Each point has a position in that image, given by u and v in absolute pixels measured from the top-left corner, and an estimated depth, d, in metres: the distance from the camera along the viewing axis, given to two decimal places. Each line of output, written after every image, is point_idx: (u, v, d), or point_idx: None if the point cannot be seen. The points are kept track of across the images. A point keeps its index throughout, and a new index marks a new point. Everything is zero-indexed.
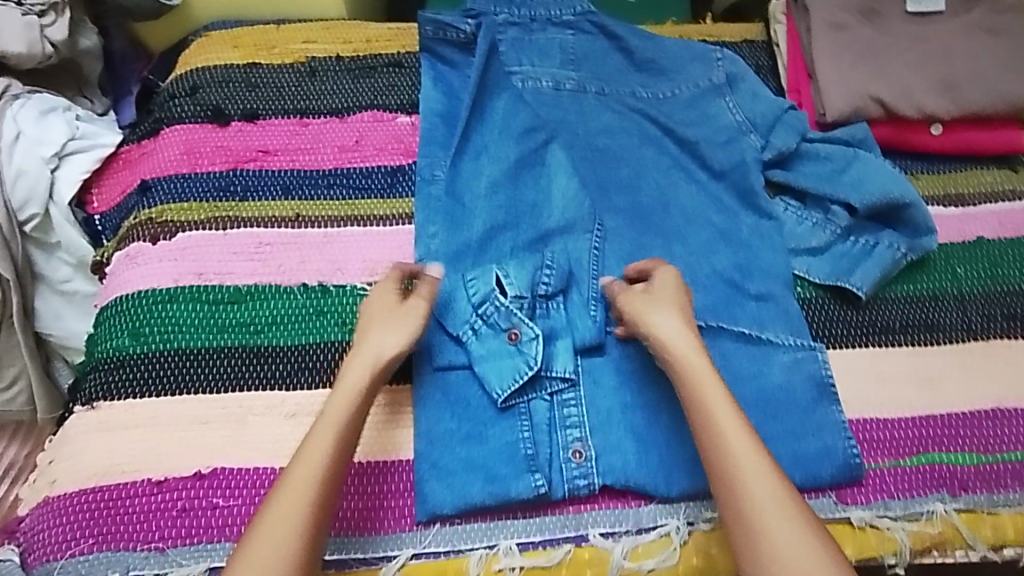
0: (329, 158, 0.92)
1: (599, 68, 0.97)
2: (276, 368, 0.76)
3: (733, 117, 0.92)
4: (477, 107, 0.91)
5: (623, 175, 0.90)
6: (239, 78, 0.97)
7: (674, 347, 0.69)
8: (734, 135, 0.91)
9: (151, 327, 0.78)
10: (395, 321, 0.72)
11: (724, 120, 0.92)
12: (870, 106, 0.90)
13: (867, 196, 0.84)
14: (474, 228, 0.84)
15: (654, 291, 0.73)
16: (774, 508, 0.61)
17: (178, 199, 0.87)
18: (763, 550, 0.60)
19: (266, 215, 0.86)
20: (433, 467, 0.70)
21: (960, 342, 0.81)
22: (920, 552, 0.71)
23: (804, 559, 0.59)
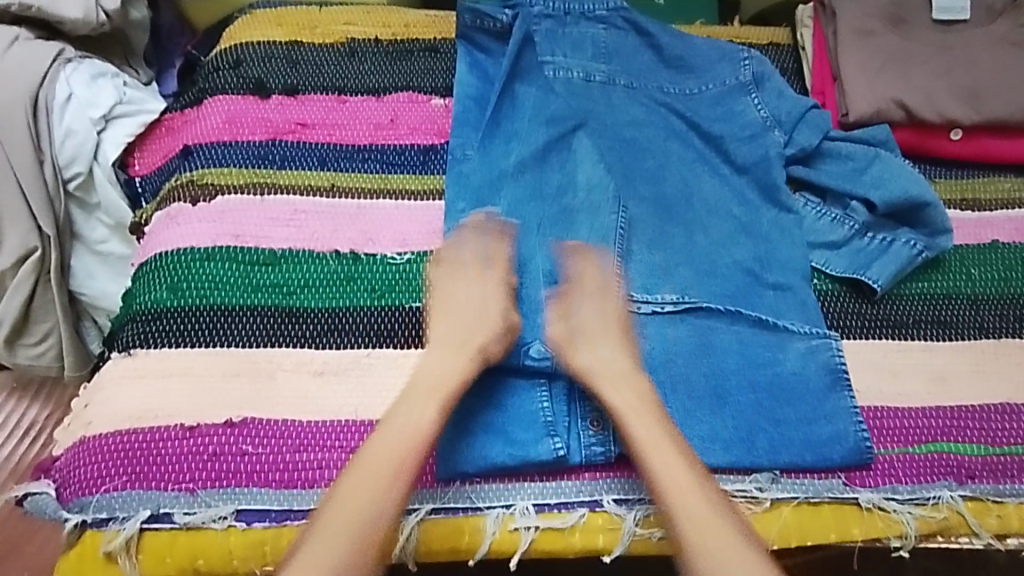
0: (365, 134, 0.95)
1: (628, 64, 1.03)
2: (307, 329, 0.79)
3: (759, 113, 0.95)
4: (502, 102, 0.94)
5: (648, 166, 0.94)
6: (281, 54, 1.01)
7: (613, 395, 0.72)
8: (759, 131, 0.93)
9: (189, 282, 0.81)
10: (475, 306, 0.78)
11: (749, 116, 0.95)
12: (892, 109, 0.92)
13: (886, 194, 0.86)
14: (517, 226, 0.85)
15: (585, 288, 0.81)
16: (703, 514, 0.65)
17: (220, 164, 0.90)
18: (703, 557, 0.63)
19: (303, 184, 0.90)
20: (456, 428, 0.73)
21: (972, 339, 0.83)
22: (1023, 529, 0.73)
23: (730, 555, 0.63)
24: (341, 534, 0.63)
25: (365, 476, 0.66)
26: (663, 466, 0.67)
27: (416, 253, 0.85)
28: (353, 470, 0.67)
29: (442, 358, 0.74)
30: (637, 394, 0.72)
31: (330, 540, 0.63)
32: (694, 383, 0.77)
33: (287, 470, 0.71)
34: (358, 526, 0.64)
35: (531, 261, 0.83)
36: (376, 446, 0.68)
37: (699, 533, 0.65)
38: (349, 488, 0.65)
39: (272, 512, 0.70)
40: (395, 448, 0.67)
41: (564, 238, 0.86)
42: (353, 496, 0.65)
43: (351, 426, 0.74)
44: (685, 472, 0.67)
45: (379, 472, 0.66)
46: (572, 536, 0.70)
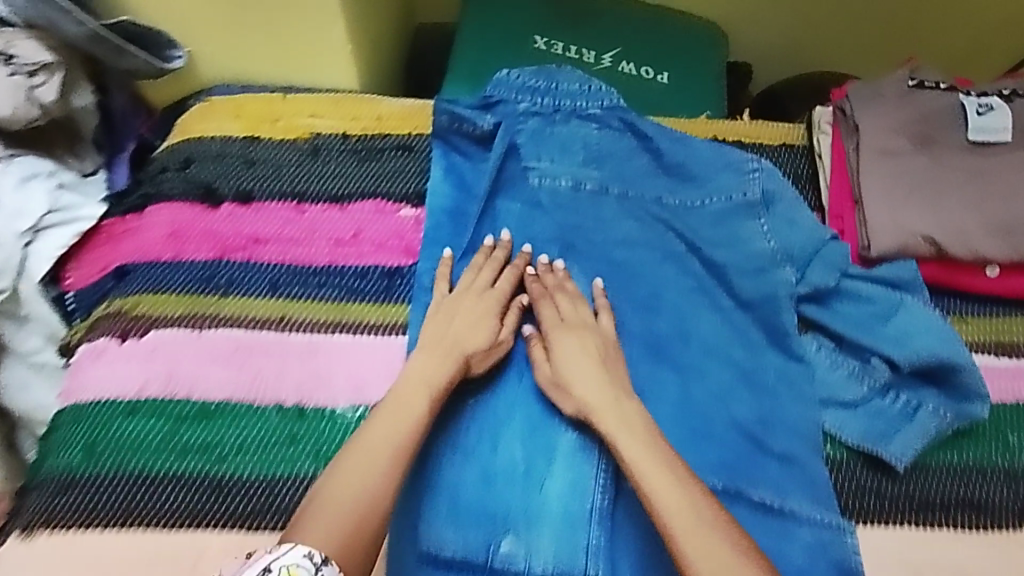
0: (324, 253, 0.85)
1: (623, 168, 0.92)
2: (240, 504, 0.68)
3: (768, 243, 0.84)
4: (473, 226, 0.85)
5: (641, 291, 0.84)
6: (237, 153, 0.91)
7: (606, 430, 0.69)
8: (766, 266, 0.83)
9: (107, 443, 0.70)
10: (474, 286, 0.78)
11: (755, 245, 0.84)
12: (920, 244, 0.80)
13: (910, 355, 0.75)
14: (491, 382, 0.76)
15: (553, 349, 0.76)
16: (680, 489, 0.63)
17: (156, 288, 0.80)
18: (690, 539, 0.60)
19: (249, 315, 0.79)
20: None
21: (1009, 529, 0.72)
22: None
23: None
24: (344, 504, 0.60)
25: (370, 455, 0.63)
26: (653, 481, 0.64)
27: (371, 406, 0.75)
28: (361, 452, 0.64)
29: (431, 367, 0.71)
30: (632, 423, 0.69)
31: (338, 511, 0.60)
32: None
33: None
34: (365, 495, 0.61)
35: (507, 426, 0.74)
36: (393, 412, 0.67)
37: (711, 569, 0.59)
38: (355, 467, 0.62)
39: None
40: (406, 420, 0.66)
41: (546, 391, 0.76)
42: (358, 472, 0.62)
43: None
44: (691, 511, 0.62)
45: (394, 442, 0.64)
46: None
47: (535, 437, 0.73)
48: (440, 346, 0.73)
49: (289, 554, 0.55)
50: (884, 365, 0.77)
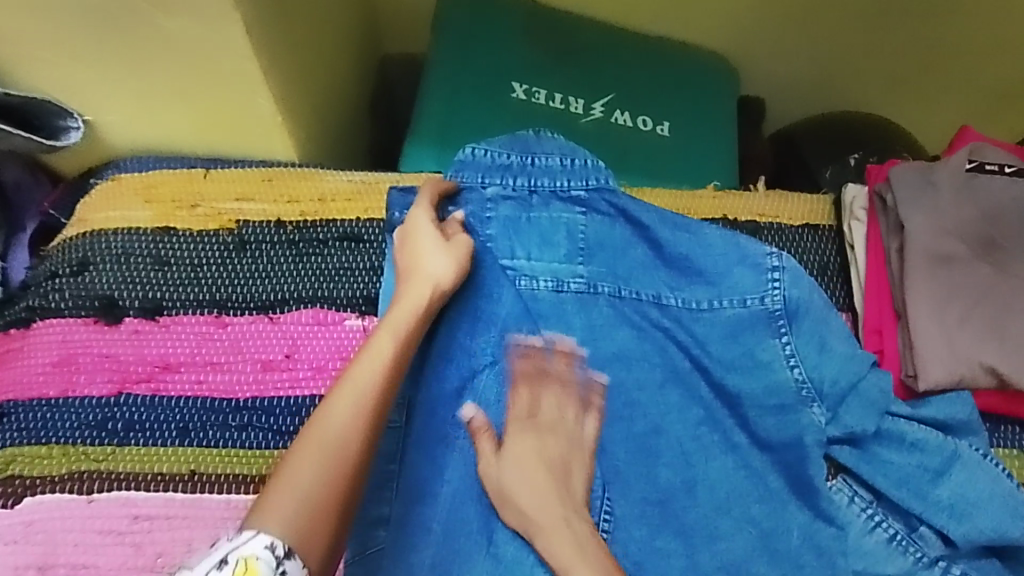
0: (249, 381, 0.70)
1: (616, 262, 0.76)
2: None
3: (790, 368, 0.69)
4: (428, 351, 0.71)
5: (638, 425, 0.70)
6: (146, 251, 0.75)
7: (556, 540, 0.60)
8: (788, 399, 0.68)
9: None
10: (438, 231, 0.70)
11: (775, 369, 0.69)
12: (980, 376, 0.65)
13: (967, 526, 0.62)
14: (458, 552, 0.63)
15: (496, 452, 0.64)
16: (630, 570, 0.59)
17: (39, 439, 0.66)
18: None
19: (152, 471, 0.65)
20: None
21: None
22: None
23: None
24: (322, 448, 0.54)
25: (341, 400, 0.56)
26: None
27: None
28: (339, 388, 0.57)
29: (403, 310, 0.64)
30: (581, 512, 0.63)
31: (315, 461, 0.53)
32: None
33: None
34: (337, 436, 0.54)
35: None
36: (365, 353, 0.60)
37: None
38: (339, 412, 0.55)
39: None
40: (381, 355, 0.60)
41: (521, 563, 0.62)
42: (334, 409, 0.56)
43: None
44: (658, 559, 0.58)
45: (367, 387, 0.57)
46: None
47: None
48: (414, 276, 0.67)
49: (251, 542, 0.48)
50: (930, 534, 0.64)
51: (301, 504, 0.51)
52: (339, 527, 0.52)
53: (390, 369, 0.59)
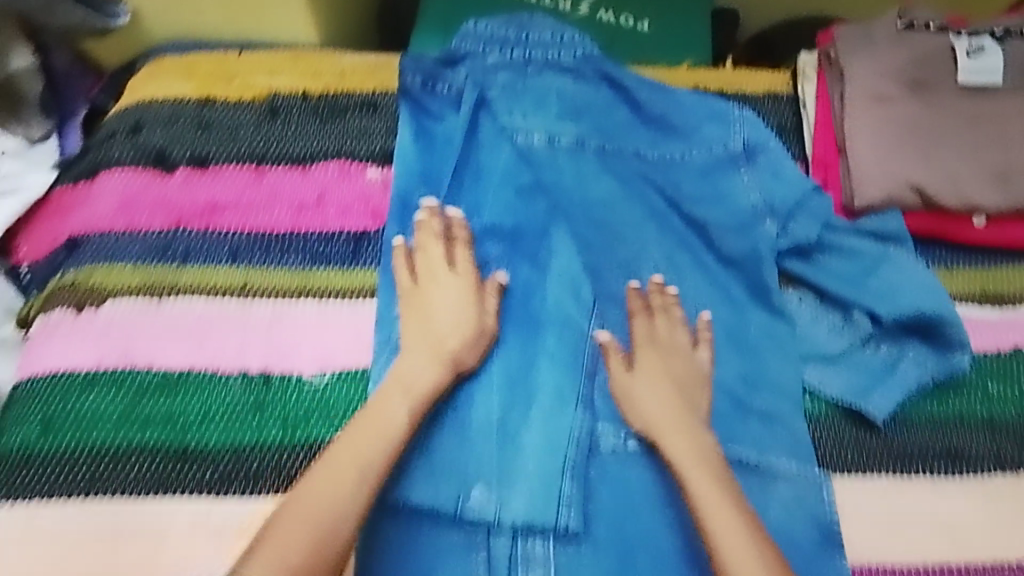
0: (286, 219, 0.81)
1: (602, 121, 0.87)
2: (206, 474, 0.68)
3: (749, 196, 0.82)
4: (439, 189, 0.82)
5: (622, 252, 0.81)
6: (190, 116, 0.86)
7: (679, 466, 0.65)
8: (748, 219, 0.81)
9: (66, 418, 0.69)
10: (454, 293, 0.73)
11: (737, 198, 0.82)
12: (905, 193, 0.78)
13: (893, 308, 0.74)
14: None
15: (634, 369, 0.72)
16: (717, 507, 0.62)
17: (110, 261, 0.77)
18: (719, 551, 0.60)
19: (209, 285, 0.76)
20: (399, 571, 0.64)
21: (986, 476, 0.72)
22: None
23: None
24: (310, 522, 0.58)
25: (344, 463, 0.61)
26: (707, 498, 0.62)
27: (339, 374, 0.73)
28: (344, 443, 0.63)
29: (419, 366, 0.68)
30: (692, 440, 0.67)
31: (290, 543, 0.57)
32: (659, 541, 0.67)
33: None
34: (332, 508, 0.59)
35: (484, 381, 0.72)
36: (371, 413, 0.65)
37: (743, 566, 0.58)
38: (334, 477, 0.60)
39: None
40: (393, 416, 0.65)
41: (524, 351, 0.74)
42: (336, 476, 0.60)
43: None
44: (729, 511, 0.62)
45: (368, 453, 0.62)
46: None
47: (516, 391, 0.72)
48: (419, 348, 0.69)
49: None
50: (860, 315, 0.76)
51: None
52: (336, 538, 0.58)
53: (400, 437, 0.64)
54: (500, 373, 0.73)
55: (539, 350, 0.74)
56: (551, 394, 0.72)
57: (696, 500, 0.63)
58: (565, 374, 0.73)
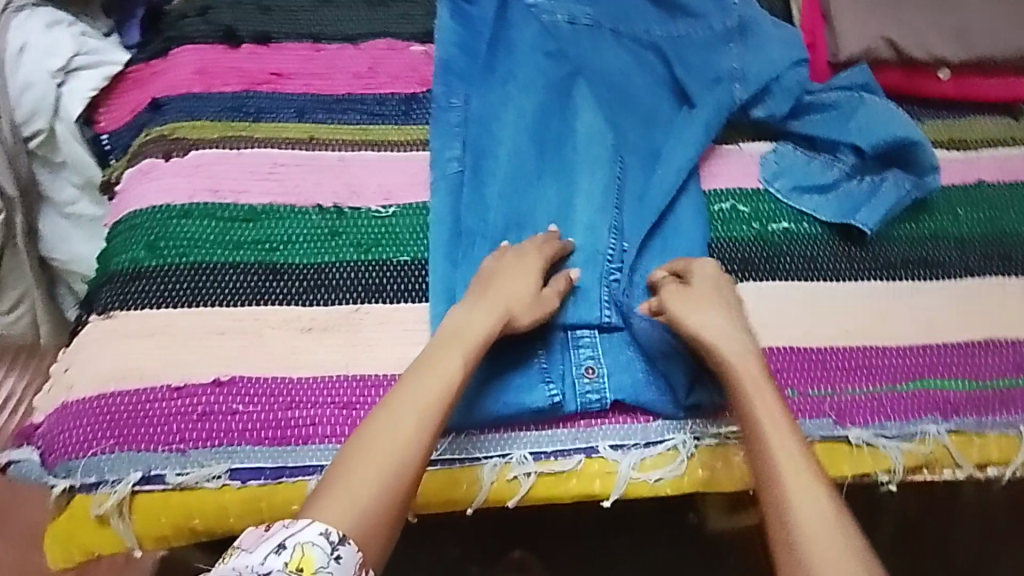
0: (344, 84, 0.91)
1: (616, 4, 0.98)
2: (294, 286, 0.77)
3: (732, 62, 0.93)
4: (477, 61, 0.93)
5: (639, 112, 0.92)
6: (251, 1, 0.96)
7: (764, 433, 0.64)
8: (724, 78, 0.92)
9: (167, 241, 0.77)
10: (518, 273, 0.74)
11: (723, 65, 0.93)
12: (882, 48, 0.91)
13: (873, 139, 0.86)
14: (517, 182, 0.84)
15: (693, 287, 0.73)
16: (789, 465, 0.62)
17: (192, 117, 0.86)
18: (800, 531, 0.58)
19: (281, 136, 0.86)
20: (488, 383, 0.72)
21: (957, 279, 0.84)
22: (1005, 461, 0.76)
23: (830, 546, 0.57)
24: (375, 467, 0.61)
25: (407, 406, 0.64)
26: (786, 459, 0.62)
27: (402, 207, 0.83)
28: (411, 381, 0.66)
29: (473, 319, 0.70)
30: (758, 378, 0.67)
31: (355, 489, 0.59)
32: None
33: (280, 427, 0.70)
34: (397, 456, 0.62)
35: (532, 212, 0.84)
36: (432, 361, 0.67)
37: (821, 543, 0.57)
38: (402, 415, 0.63)
39: (266, 469, 0.69)
40: (452, 362, 0.67)
41: (561, 191, 0.85)
42: (397, 420, 0.63)
43: (342, 382, 0.72)
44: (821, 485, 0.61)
45: (426, 397, 0.65)
46: (570, 482, 0.71)
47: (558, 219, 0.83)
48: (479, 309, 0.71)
49: (307, 531, 0.56)
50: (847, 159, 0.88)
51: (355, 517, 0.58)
52: (391, 485, 0.61)
53: (454, 386, 0.66)
54: (544, 208, 0.84)
55: (575, 187, 0.85)
56: (586, 224, 0.83)
57: (766, 447, 0.64)
58: (597, 203, 0.84)
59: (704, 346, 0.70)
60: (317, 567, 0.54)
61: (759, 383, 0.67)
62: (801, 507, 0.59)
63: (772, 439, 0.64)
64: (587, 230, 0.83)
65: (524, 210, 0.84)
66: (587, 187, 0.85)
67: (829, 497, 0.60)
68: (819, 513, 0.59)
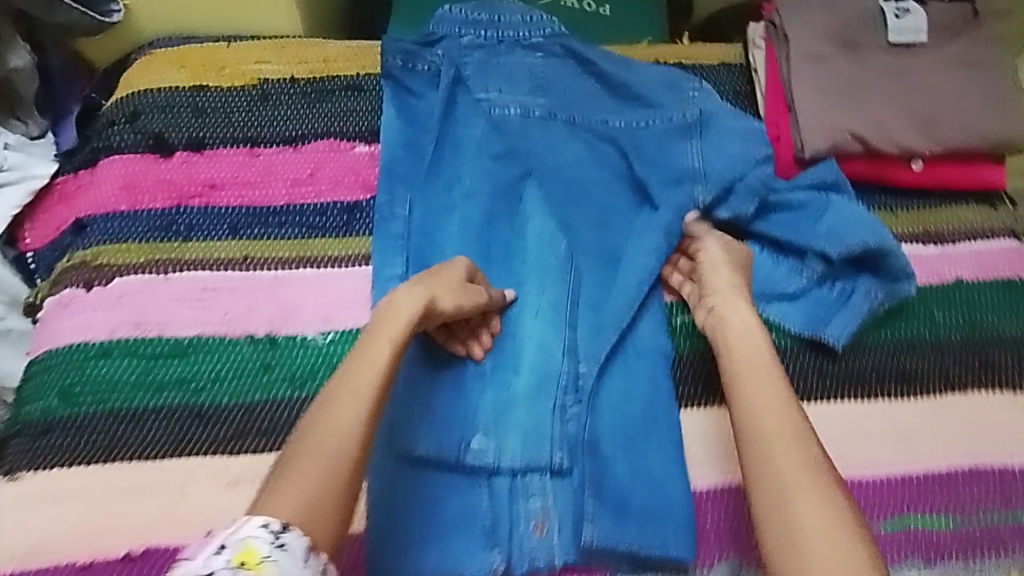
0: (281, 192, 0.86)
1: (568, 94, 0.93)
2: (219, 432, 0.72)
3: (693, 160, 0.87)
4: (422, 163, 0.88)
5: (592, 213, 0.86)
6: (185, 102, 0.90)
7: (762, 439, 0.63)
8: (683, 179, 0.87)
9: (83, 385, 0.72)
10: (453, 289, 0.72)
11: (682, 163, 0.87)
12: (848, 143, 0.86)
13: (842, 248, 0.81)
14: None
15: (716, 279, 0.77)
16: (797, 475, 0.60)
17: (117, 239, 0.81)
18: (794, 526, 0.58)
19: (212, 256, 0.81)
20: (430, 538, 0.67)
21: (936, 394, 0.79)
22: None
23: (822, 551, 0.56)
24: (325, 446, 0.58)
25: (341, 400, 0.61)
26: (790, 462, 0.61)
27: (339, 331, 0.78)
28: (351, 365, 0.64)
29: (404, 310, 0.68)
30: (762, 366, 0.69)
31: (310, 469, 0.57)
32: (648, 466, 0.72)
33: None
34: (342, 439, 0.59)
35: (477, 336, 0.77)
36: (365, 351, 0.65)
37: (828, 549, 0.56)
38: (337, 406, 0.60)
39: None
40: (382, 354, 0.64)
41: (510, 309, 0.79)
42: (335, 409, 0.60)
43: None
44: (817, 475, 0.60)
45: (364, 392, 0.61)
46: None
47: (506, 346, 0.77)
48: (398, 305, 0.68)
49: (248, 525, 0.52)
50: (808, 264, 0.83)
51: (304, 504, 0.55)
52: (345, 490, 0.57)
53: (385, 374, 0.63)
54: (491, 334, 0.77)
55: (523, 306, 0.80)
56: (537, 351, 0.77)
57: (747, 430, 0.65)
58: (548, 324, 0.78)
59: (717, 332, 0.74)
60: (261, 557, 0.50)
61: (756, 358, 0.69)
62: (800, 504, 0.59)
63: (760, 415, 0.65)
64: (539, 357, 0.77)
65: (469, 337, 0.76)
66: (538, 306, 0.80)
67: (829, 491, 0.60)
68: (818, 526, 0.58)
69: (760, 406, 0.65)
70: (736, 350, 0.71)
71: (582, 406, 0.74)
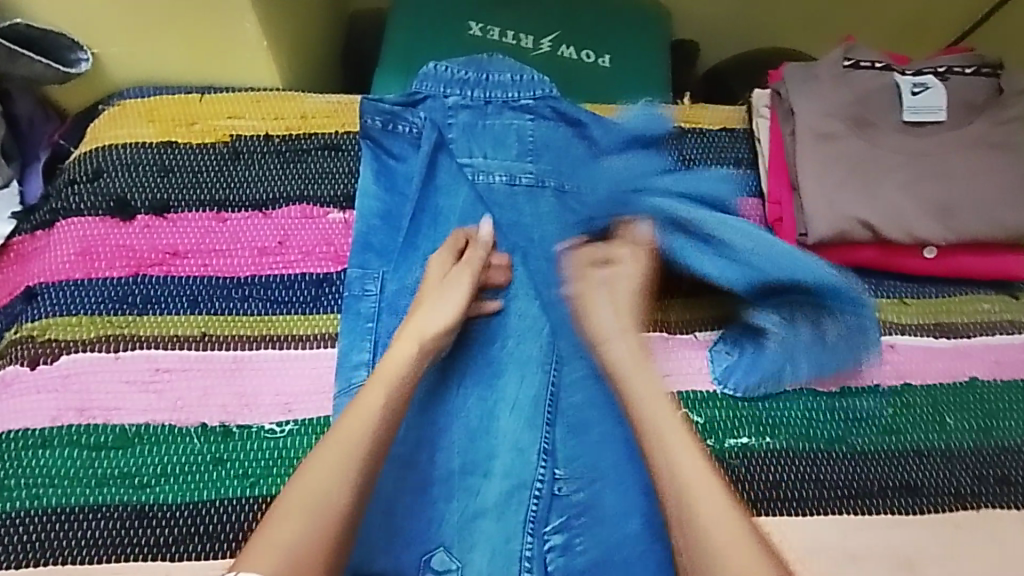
0: (247, 263, 0.81)
1: (560, 160, 0.85)
2: (159, 535, 0.66)
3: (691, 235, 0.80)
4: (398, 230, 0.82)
5: None
6: (150, 161, 0.86)
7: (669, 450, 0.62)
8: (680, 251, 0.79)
9: (20, 478, 0.68)
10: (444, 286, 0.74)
11: None
12: (856, 229, 0.80)
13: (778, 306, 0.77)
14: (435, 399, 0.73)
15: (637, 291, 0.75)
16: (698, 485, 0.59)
17: (68, 311, 0.76)
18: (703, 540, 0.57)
19: (168, 334, 0.76)
20: None
21: (944, 510, 0.73)
22: None
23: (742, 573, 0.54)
24: (319, 498, 0.57)
25: (330, 448, 0.59)
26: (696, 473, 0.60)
27: (300, 422, 0.73)
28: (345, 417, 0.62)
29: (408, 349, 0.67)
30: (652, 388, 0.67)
31: (300, 518, 0.56)
32: None
33: None
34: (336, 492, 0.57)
35: (445, 434, 0.71)
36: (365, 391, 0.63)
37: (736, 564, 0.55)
38: (330, 450, 0.59)
39: None
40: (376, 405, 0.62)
41: (483, 402, 0.74)
42: (330, 452, 0.59)
43: None
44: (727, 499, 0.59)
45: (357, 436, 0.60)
46: None
47: (477, 446, 0.72)
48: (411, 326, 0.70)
49: None
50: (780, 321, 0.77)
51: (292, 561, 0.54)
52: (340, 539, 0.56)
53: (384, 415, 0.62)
54: (461, 433, 0.72)
55: (498, 401, 0.74)
56: (510, 450, 0.72)
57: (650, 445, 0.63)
58: (523, 419, 0.73)
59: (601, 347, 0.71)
60: None
61: (642, 378, 0.68)
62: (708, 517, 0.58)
63: (661, 437, 0.63)
64: (511, 458, 0.71)
65: (438, 437, 0.71)
66: (516, 400, 0.74)
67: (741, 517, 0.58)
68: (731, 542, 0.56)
69: (653, 426, 0.64)
70: (630, 369, 0.69)
71: (556, 517, 0.70)
